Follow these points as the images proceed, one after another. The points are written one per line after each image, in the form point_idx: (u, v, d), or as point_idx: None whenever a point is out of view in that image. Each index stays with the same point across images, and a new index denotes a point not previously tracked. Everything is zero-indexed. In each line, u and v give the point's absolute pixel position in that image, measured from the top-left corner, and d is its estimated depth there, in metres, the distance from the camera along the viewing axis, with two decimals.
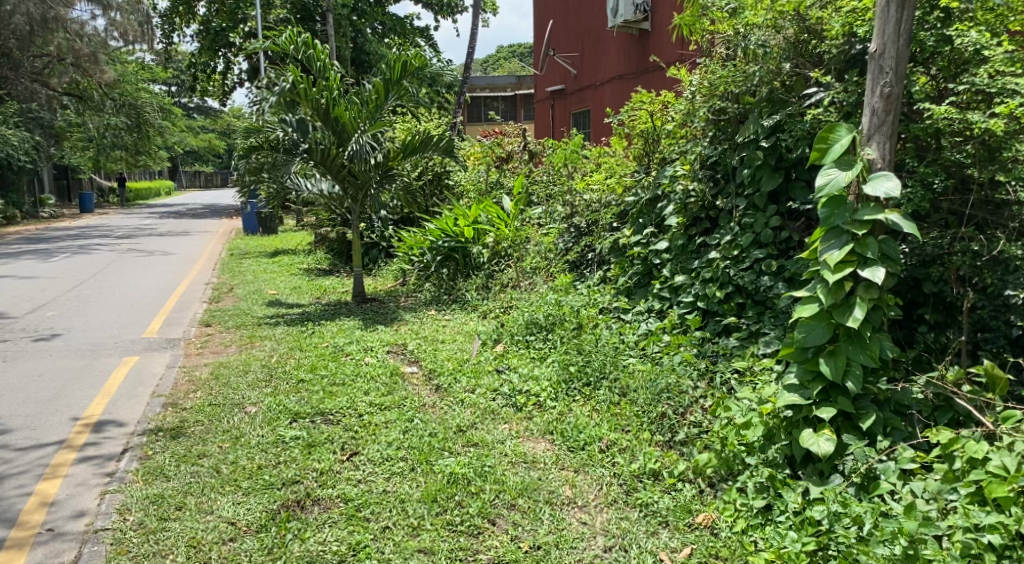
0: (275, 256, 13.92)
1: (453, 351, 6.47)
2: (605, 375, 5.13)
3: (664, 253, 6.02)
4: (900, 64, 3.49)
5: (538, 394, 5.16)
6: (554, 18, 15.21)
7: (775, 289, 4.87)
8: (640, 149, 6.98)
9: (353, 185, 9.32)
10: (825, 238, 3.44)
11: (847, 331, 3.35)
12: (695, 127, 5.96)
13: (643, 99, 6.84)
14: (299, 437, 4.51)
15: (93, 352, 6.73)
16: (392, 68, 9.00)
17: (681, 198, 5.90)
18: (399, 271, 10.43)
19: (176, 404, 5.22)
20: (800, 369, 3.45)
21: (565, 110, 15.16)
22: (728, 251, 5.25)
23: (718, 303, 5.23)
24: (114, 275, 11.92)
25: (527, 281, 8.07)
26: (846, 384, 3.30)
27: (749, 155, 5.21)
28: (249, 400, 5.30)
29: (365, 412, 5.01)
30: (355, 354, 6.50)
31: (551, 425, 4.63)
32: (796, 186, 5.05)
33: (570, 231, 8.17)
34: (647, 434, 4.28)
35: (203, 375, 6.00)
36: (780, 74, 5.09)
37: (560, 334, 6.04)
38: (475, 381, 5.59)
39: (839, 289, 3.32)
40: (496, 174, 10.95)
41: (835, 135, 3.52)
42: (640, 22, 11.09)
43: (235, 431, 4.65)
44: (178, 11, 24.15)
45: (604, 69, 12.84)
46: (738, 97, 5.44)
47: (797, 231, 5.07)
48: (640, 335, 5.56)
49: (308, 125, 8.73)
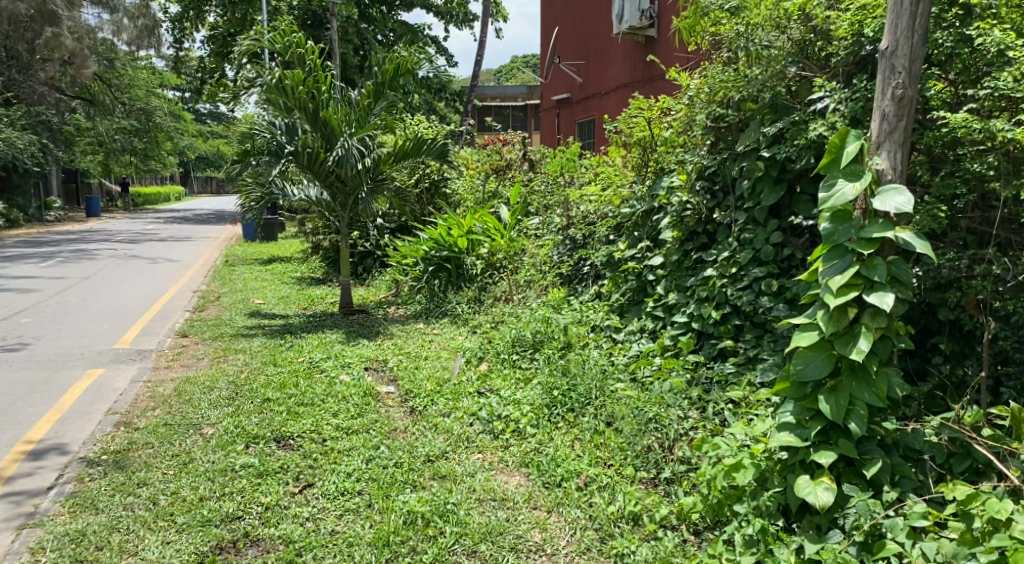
0: (269, 263, 13.61)
1: (435, 369, 6.09)
2: (591, 401, 4.74)
3: (659, 269, 5.63)
4: (914, 63, 3.09)
5: (517, 419, 4.76)
6: (559, 24, 14.90)
7: (776, 311, 4.48)
8: (637, 157, 6.59)
9: (342, 191, 8.94)
10: (826, 258, 3.05)
11: (850, 364, 2.94)
12: (693, 135, 5.59)
13: (641, 106, 6.46)
14: (250, 466, 4.15)
15: (56, 364, 6.41)
16: (384, 71, 8.77)
17: (676, 211, 5.51)
18: (393, 281, 10.08)
19: (129, 424, 4.87)
20: (796, 406, 3.06)
21: (570, 119, 14.82)
22: (726, 269, 4.86)
23: (714, 325, 4.84)
24: (102, 281, 11.65)
25: (519, 295, 7.68)
26: (849, 426, 2.90)
27: (749, 166, 4.85)
28: (208, 420, 4.94)
29: (330, 437, 4.65)
30: (331, 371, 6.13)
31: (528, 457, 4.23)
32: (801, 200, 4.68)
33: (565, 243, 7.78)
34: (630, 470, 3.88)
35: (166, 391, 5.65)
36: (785, 77, 4.68)
37: (546, 354, 5.65)
38: (453, 404, 5.19)
39: (842, 316, 2.93)
40: (495, 182, 10.57)
41: (843, 142, 3.11)
42: (646, 28, 10.76)
43: (184, 456, 4.29)
44: (189, 17, 23.84)
45: (610, 77, 12.50)
46: (739, 104, 5.07)
47: (800, 248, 4.68)
48: (630, 358, 5.16)
49: (297, 128, 8.50)
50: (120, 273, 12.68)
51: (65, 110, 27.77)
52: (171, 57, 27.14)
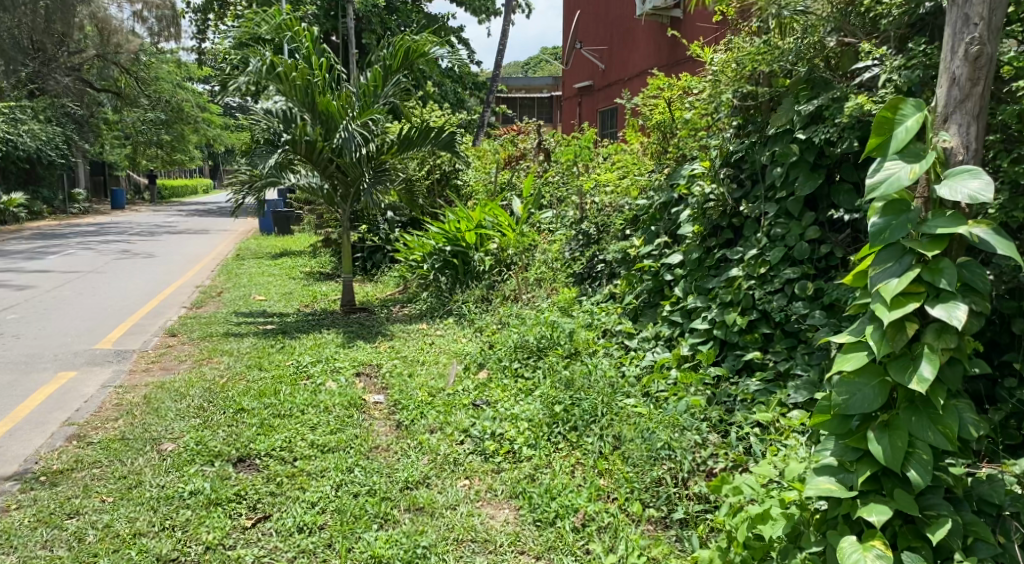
0: (279, 257, 13.14)
1: (430, 376, 5.49)
2: (596, 419, 4.13)
3: (677, 268, 4.99)
4: (995, 13, 2.41)
5: (512, 439, 4.17)
6: (581, 9, 14.23)
7: (811, 319, 3.87)
8: (656, 143, 5.96)
9: (342, 182, 8.35)
10: (878, 260, 2.43)
11: (909, 396, 2.31)
12: (718, 115, 4.95)
13: (659, 86, 5.91)
14: (200, 492, 3.65)
15: (27, 366, 5.99)
16: (393, 54, 8.23)
17: (697, 203, 4.82)
18: (401, 278, 9.51)
19: (82, 437, 4.41)
20: (838, 445, 2.44)
21: (592, 107, 14.14)
22: (753, 269, 4.24)
23: (739, 334, 4.21)
24: (106, 275, 11.28)
25: (528, 294, 7.12)
26: (907, 474, 2.28)
27: (782, 150, 4.23)
28: (169, 434, 4.44)
29: (301, 456, 4.11)
30: (317, 378, 5.56)
31: (519, 487, 3.65)
32: (841, 189, 4.04)
33: (578, 239, 7.09)
34: (637, 507, 3.29)
35: (135, 398, 5.17)
36: (823, 48, 4.13)
37: (550, 362, 5.06)
38: (444, 418, 4.59)
39: (899, 334, 2.32)
40: (508, 173, 9.97)
41: (900, 115, 2.48)
42: (671, 9, 10.05)
43: (132, 478, 3.81)
44: (211, 7, 23.53)
45: (633, 62, 11.82)
46: (770, 79, 4.44)
47: (840, 245, 4.03)
48: (642, 369, 4.56)
49: (294, 114, 7.68)
50: (124, 268, 12.31)
51: (90, 103, 27.69)
52: (194, 48, 26.78)
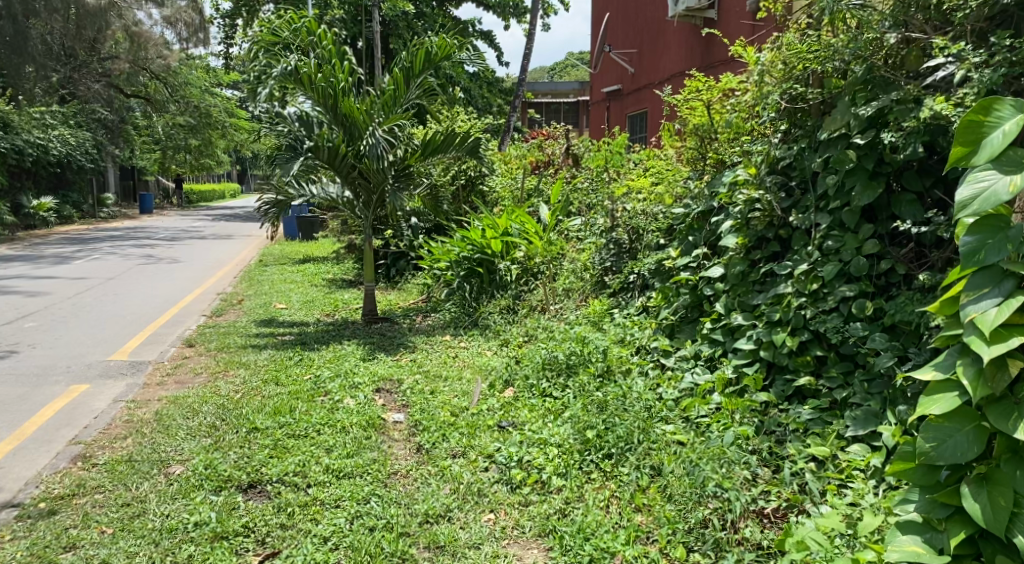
0: (301, 264, 12.95)
1: (453, 393, 5.20)
2: (632, 447, 3.81)
3: (718, 282, 4.62)
4: None
5: (540, 467, 3.85)
6: (611, 11, 13.94)
7: (871, 342, 3.53)
8: (694, 148, 5.66)
9: (365, 188, 8.06)
10: (972, 286, 2.09)
11: (1014, 445, 1.97)
12: (763, 118, 4.62)
13: (698, 87, 5.59)
14: (206, 524, 3.39)
15: (40, 378, 5.82)
16: (412, 58, 7.88)
17: (741, 213, 4.47)
18: (424, 286, 9.24)
19: (89, 458, 4.19)
20: (924, 499, 2.13)
21: (620, 112, 13.81)
22: (804, 286, 3.89)
23: (789, 356, 3.86)
24: (127, 282, 11.16)
25: (557, 306, 6.84)
26: (1013, 540, 1.94)
27: (836, 156, 3.88)
28: (178, 456, 4.18)
29: (316, 482, 3.83)
30: (335, 394, 5.30)
31: (550, 523, 3.35)
32: (903, 200, 3.71)
33: (609, 248, 6.72)
34: (680, 551, 2.98)
35: (147, 415, 4.94)
36: (882, 46, 3.83)
37: (580, 382, 4.74)
38: (467, 441, 4.29)
39: (1000, 373, 1.97)
40: (534, 179, 9.68)
41: (995, 117, 2.12)
42: (704, 10, 9.73)
43: (136, 505, 3.58)
44: (239, 13, 23.57)
45: (664, 65, 11.50)
46: (822, 80, 4.13)
47: (902, 260, 3.69)
48: (681, 392, 4.22)
49: (313, 120, 7.46)
50: (146, 274, 12.21)
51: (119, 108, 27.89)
52: (221, 53, 26.86)
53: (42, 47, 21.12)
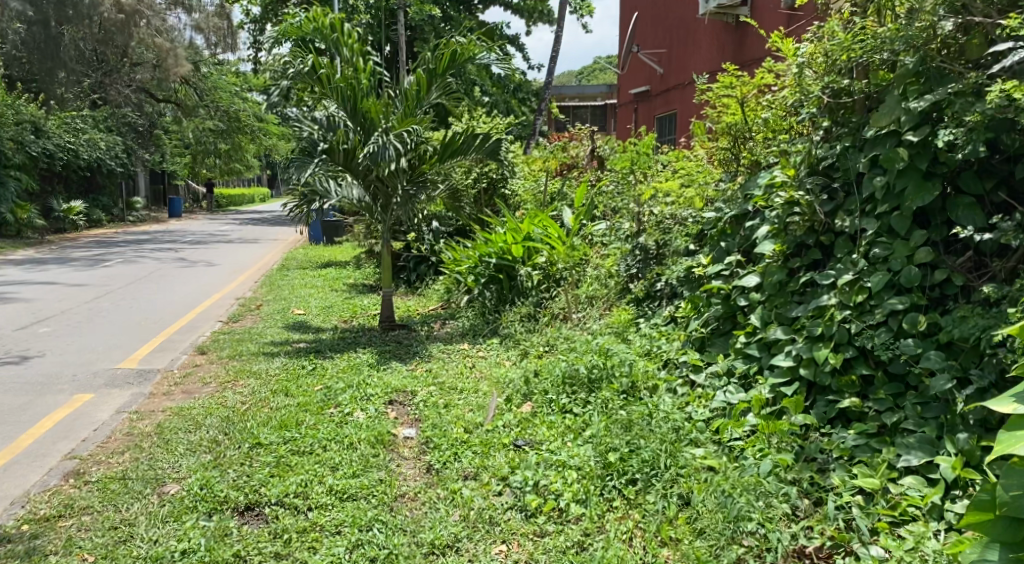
0: (322, 269, 12.76)
1: (468, 407, 4.91)
2: (658, 473, 3.51)
3: (752, 292, 4.28)
4: None
5: (558, 493, 3.53)
6: (640, 10, 13.58)
7: (924, 361, 3.18)
8: (726, 148, 5.33)
9: (382, 193, 7.77)
10: None
11: None
12: (802, 117, 4.30)
13: (731, 83, 5.27)
14: (196, 552, 3.15)
15: (44, 386, 5.66)
16: (439, 58, 7.61)
17: (778, 217, 4.13)
18: (445, 292, 8.97)
19: (81, 475, 3.98)
20: None
21: (649, 113, 13.44)
22: (850, 297, 3.54)
23: (831, 375, 3.50)
24: (147, 286, 11.06)
25: (580, 314, 6.54)
26: None
27: (885, 155, 3.54)
28: (175, 474, 3.95)
29: (318, 504, 3.57)
30: (346, 406, 5.04)
31: (566, 558, 3.05)
32: (960, 203, 3.36)
33: (635, 254, 6.40)
34: None
35: (148, 427, 4.72)
36: (937, 34, 3.47)
37: (604, 397, 4.43)
38: (480, 461, 4.00)
39: None
40: (559, 182, 9.38)
41: None
42: (737, 6, 9.31)
43: (124, 529, 3.35)
44: (268, 18, 23.61)
45: (695, 64, 11.12)
46: (869, 73, 3.80)
47: (959, 270, 3.35)
48: (713, 411, 3.89)
49: (337, 122, 7.19)
50: (167, 278, 12.10)
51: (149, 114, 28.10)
52: (248, 58, 26.88)
53: (75, 53, 21.31)
